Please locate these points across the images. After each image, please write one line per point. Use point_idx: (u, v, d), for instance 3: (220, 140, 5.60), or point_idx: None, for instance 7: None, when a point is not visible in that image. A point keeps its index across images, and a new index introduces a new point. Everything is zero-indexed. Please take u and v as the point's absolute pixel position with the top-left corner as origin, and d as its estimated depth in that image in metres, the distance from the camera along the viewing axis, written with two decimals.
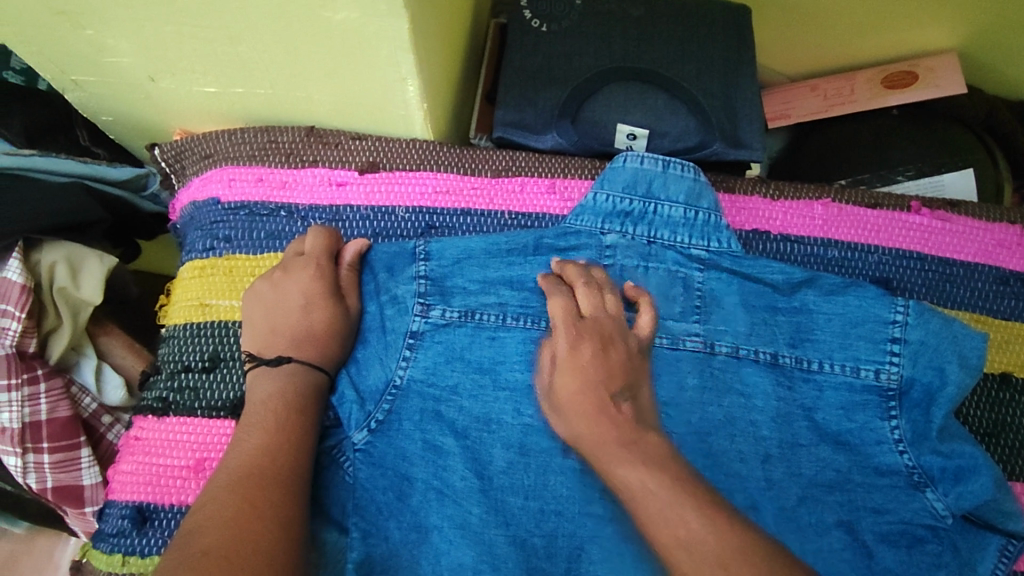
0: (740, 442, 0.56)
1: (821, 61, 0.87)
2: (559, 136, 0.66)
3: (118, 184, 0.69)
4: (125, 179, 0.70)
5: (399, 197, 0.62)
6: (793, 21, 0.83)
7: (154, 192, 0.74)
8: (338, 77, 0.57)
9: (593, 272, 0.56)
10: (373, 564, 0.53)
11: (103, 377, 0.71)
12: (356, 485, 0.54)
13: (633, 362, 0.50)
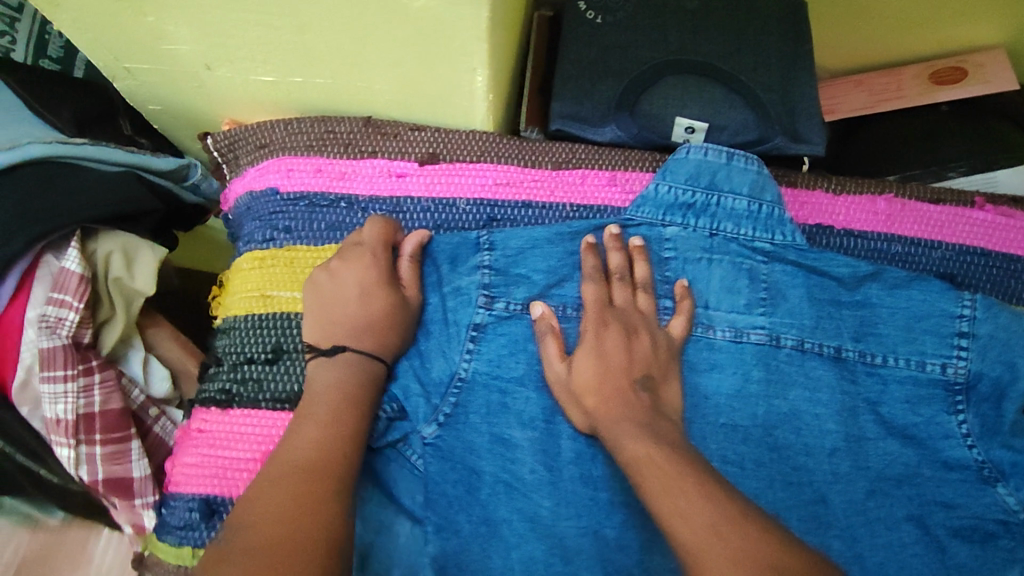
0: (805, 436, 0.56)
1: (868, 57, 0.87)
2: (619, 128, 0.66)
3: (165, 174, 0.68)
4: (171, 170, 0.68)
5: (459, 188, 0.62)
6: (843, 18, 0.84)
7: (196, 183, 0.72)
8: (403, 67, 0.56)
9: (637, 268, 0.57)
10: (445, 559, 0.53)
11: (150, 370, 0.70)
12: (426, 479, 0.54)
13: (660, 356, 0.53)
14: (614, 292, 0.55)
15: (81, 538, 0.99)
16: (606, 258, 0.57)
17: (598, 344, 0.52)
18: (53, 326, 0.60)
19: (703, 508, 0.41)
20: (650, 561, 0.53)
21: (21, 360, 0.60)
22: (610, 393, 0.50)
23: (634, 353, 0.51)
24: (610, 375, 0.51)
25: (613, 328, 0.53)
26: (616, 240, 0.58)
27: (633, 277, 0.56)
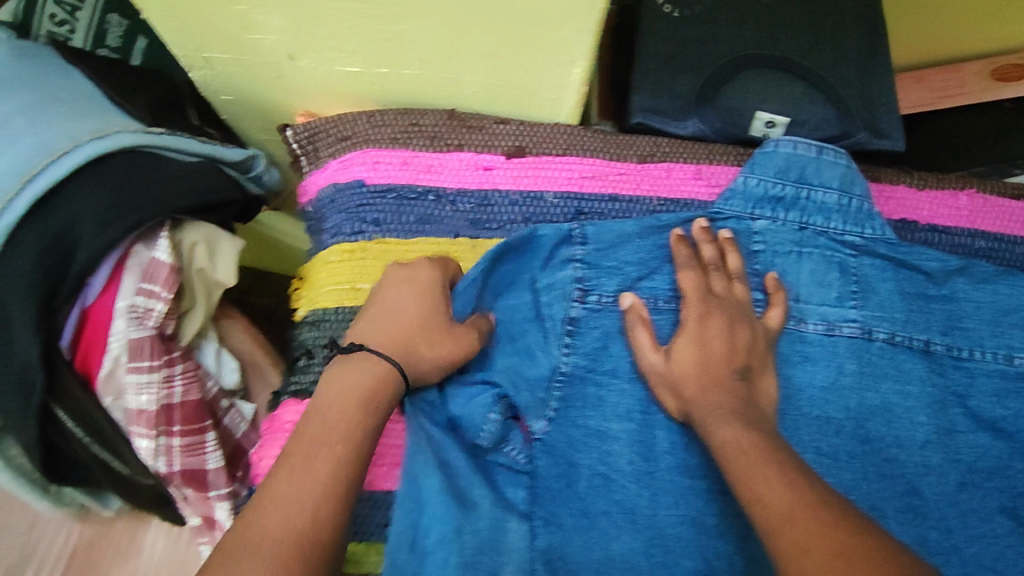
0: (896, 428, 0.56)
1: (936, 51, 0.86)
2: (701, 122, 0.67)
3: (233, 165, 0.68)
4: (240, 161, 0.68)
5: (547, 182, 0.62)
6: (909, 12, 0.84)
7: (257, 175, 0.73)
8: (500, 60, 0.56)
9: (728, 258, 0.57)
10: (552, 552, 0.53)
11: (222, 361, 0.70)
12: (537, 474, 0.55)
13: (758, 347, 0.54)
14: (713, 282, 0.56)
15: (128, 531, 0.96)
16: (699, 250, 0.58)
17: (701, 338, 0.53)
18: (142, 317, 0.59)
19: (822, 496, 0.41)
20: (750, 549, 0.54)
21: (108, 349, 0.60)
22: (716, 387, 0.51)
23: (734, 344, 0.52)
24: (713, 368, 0.51)
25: (716, 320, 0.53)
26: (705, 233, 0.58)
27: (727, 268, 0.57)
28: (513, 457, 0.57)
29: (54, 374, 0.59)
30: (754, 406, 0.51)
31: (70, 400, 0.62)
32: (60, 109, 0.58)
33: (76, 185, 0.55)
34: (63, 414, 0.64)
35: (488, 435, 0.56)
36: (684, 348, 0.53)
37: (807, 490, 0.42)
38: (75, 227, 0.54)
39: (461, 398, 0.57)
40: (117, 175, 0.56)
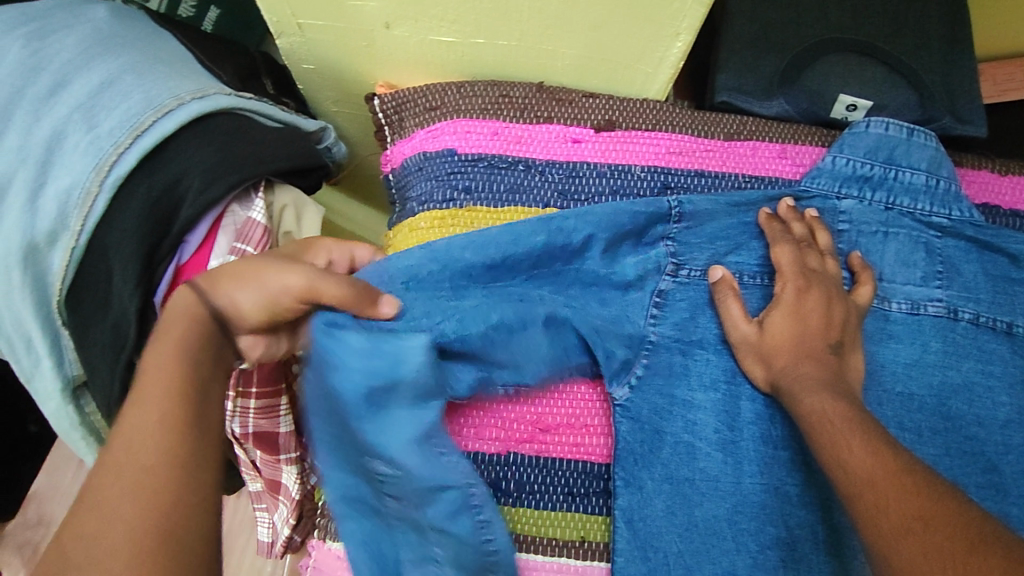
0: (978, 407, 0.56)
1: None
2: (787, 102, 0.67)
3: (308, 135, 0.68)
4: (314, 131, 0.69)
5: (635, 156, 0.63)
6: None
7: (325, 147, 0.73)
8: (603, 32, 0.57)
9: (821, 236, 0.58)
10: (630, 515, 0.53)
11: None
12: (619, 439, 0.54)
13: (850, 320, 0.54)
14: (808, 257, 0.56)
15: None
16: (789, 226, 0.59)
17: (797, 309, 0.54)
18: None
19: (912, 466, 0.43)
20: (832, 519, 0.53)
21: None
22: (809, 359, 0.51)
23: (829, 316, 0.53)
24: (807, 339, 0.52)
25: (814, 294, 0.54)
26: (792, 211, 0.59)
27: (817, 245, 0.58)
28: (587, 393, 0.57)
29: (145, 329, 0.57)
30: (845, 377, 0.51)
31: None
32: (162, 68, 0.59)
33: (182, 143, 0.56)
34: None
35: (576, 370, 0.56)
36: (779, 320, 0.54)
37: (900, 460, 0.43)
38: (181, 182, 0.55)
39: (558, 343, 0.55)
40: (221, 135, 0.57)
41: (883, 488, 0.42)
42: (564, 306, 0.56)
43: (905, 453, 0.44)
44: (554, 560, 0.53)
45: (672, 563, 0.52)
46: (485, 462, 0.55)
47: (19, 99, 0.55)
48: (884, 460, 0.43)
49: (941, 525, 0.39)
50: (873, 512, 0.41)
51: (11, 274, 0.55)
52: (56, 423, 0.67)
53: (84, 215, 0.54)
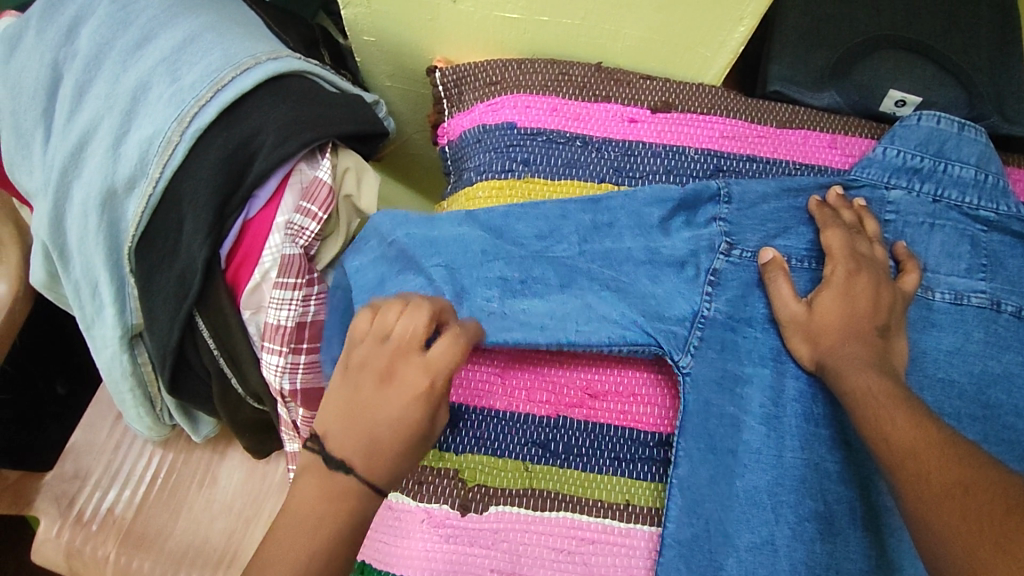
0: (1017, 397, 0.57)
1: None
2: (837, 95, 0.69)
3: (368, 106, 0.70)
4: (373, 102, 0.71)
5: (689, 138, 0.65)
6: None
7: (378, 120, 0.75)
8: (667, 13, 0.59)
9: (868, 222, 0.60)
10: (675, 484, 0.54)
11: None
12: None
13: (897, 306, 0.56)
14: (859, 242, 0.58)
15: (204, 458, 0.89)
16: (840, 213, 0.60)
17: (848, 291, 0.55)
18: (296, 233, 0.62)
19: (958, 441, 0.44)
20: (870, 497, 0.54)
21: (260, 262, 0.62)
22: (853, 339, 0.53)
23: (877, 302, 0.55)
24: (855, 321, 0.54)
25: (864, 276, 0.56)
26: (843, 199, 0.61)
27: (866, 232, 0.59)
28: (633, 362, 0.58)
29: (207, 282, 0.61)
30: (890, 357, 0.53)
31: (214, 312, 0.63)
32: (238, 28, 0.61)
33: (257, 101, 0.58)
34: (202, 323, 0.64)
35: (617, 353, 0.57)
36: (827, 302, 0.55)
37: (943, 434, 0.44)
38: (255, 139, 0.58)
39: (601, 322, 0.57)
40: (294, 96, 0.60)
41: (926, 457, 0.43)
42: (613, 287, 0.58)
43: (949, 428, 0.45)
44: (599, 522, 0.55)
45: (713, 530, 0.53)
46: (536, 423, 0.57)
47: (107, 51, 0.58)
48: (929, 435, 0.44)
49: (981, 490, 0.39)
50: (915, 479, 0.42)
51: (88, 218, 0.58)
52: (108, 371, 0.70)
53: (162, 163, 0.57)
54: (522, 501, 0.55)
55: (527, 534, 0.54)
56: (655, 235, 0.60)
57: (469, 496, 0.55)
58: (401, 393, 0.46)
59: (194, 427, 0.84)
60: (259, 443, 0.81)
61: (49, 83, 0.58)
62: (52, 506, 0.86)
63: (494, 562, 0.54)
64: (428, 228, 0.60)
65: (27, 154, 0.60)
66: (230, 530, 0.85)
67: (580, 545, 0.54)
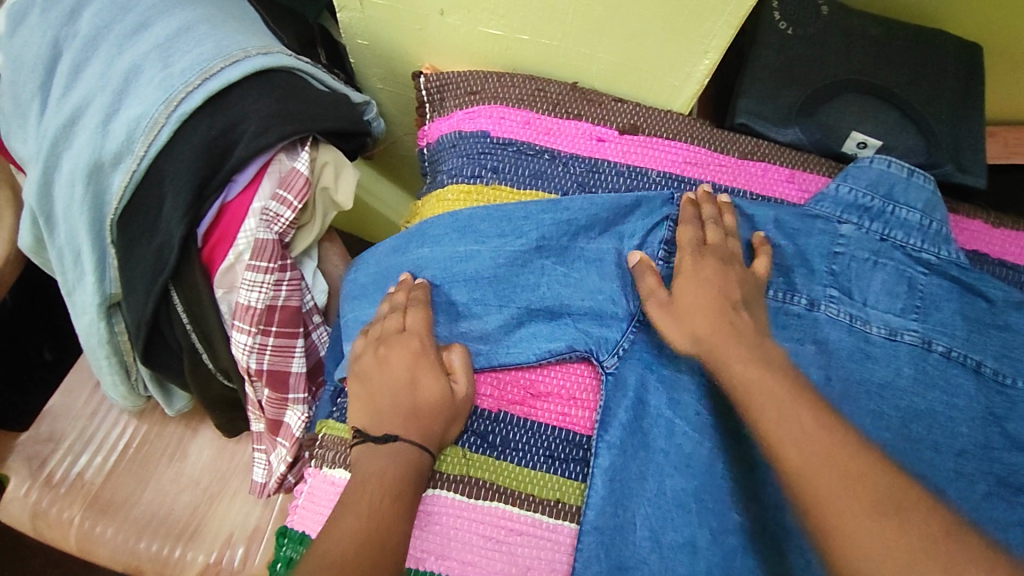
0: (937, 433, 0.59)
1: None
2: (802, 131, 0.71)
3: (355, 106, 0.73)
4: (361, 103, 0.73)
5: (653, 161, 0.68)
6: None
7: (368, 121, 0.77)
8: (637, 42, 0.62)
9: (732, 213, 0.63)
10: (612, 473, 0.57)
11: (313, 281, 0.73)
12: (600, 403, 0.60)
13: None
14: (708, 234, 0.61)
15: (177, 432, 0.89)
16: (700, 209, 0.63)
17: (697, 273, 0.58)
18: (271, 220, 0.65)
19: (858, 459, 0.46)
20: (781, 517, 0.56)
21: (235, 244, 0.65)
22: (739, 350, 0.54)
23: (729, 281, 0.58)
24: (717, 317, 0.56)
25: (714, 265, 0.58)
26: (707, 195, 0.63)
27: (724, 224, 0.62)
28: (567, 352, 0.61)
29: (183, 261, 0.64)
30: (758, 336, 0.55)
31: (188, 287, 0.66)
32: (233, 23, 0.65)
33: (244, 91, 0.62)
34: (177, 298, 0.67)
35: (554, 353, 0.61)
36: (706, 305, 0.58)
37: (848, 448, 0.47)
38: (238, 126, 0.62)
39: (546, 330, 0.62)
40: (281, 90, 0.63)
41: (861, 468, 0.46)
42: (558, 298, 0.62)
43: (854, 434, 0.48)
44: (529, 515, 0.57)
45: (639, 524, 0.56)
46: (479, 416, 0.60)
47: (106, 35, 0.62)
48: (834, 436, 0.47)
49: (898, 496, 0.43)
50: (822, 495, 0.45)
51: (75, 188, 0.62)
52: (85, 338, 0.73)
53: (148, 142, 0.60)
54: (458, 487, 0.58)
55: (458, 519, 0.57)
56: (610, 240, 0.64)
57: (432, 480, 0.58)
58: (396, 376, 0.59)
59: (167, 401, 0.86)
60: (229, 421, 0.82)
61: (49, 59, 0.62)
62: (23, 466, 0.85)
63: (424, 544, 0.56)
64: (400, 252, 0.66)
65: (24, 123, 0.64)
66: (194, 504, 0.85)
67: (508, 536, 0.57)
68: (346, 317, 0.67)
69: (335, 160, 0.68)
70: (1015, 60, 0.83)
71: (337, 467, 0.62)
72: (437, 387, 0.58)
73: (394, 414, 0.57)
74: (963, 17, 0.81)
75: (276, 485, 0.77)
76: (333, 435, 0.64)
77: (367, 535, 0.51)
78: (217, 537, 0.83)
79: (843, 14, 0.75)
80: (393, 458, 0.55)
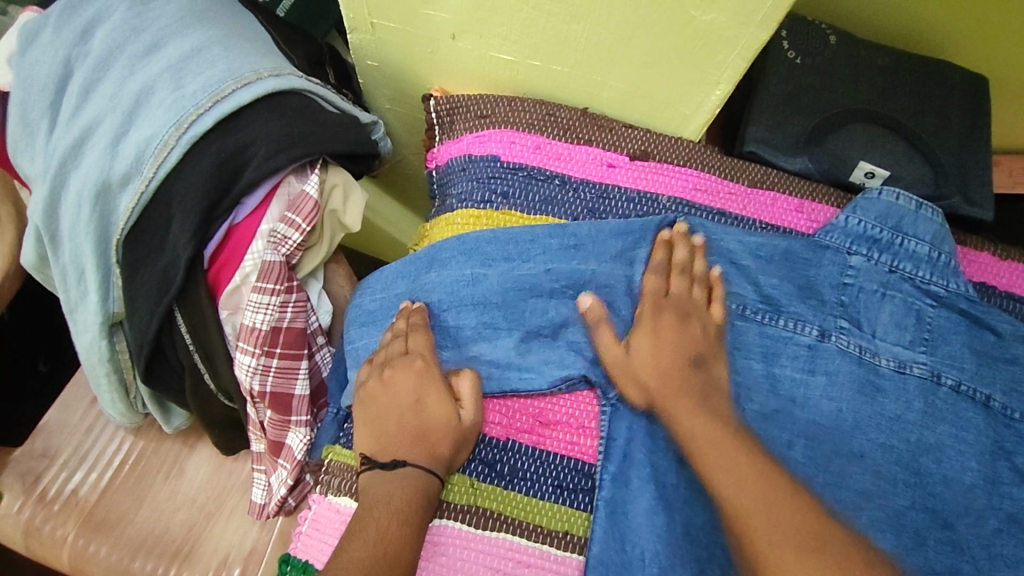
0: (946, 467, 0.59)
1: None
2: (811, 161, 0.71)
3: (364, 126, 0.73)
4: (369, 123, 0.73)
5: (662, 187, 0.68)
6: None
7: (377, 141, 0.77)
8: (650, 71, 0.62)
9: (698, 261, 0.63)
10: (615, 505, 0.57)
11: (318, 301, 0.73)
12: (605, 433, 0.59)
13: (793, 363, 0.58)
14: (673, 284, 0.62)
15: (173, 450, 0.88)
16: (673, 250, 0.63)
17: (658, 312, 0.61)
18: (278, 242, 0.65)
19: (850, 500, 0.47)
20: None
21: (241, 266, 0.65)
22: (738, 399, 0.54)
23: (690, 344, 0.60)
24: (675, 367, 0.59)
25: (668, 318, 0.60)
26: (685, 236, 0.64)
27: (693, 271, 0.63)
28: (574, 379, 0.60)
29: (189, 282, 0.63)
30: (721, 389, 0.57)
31: (193, 308, 0.65)
32: (245, 44, 0.65)
33: (255, 114, 0.62)
34: (181, 318, 0.66)
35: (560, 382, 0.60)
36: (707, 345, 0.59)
37: None
38: (248, 149, 0.61)
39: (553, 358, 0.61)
40: (291, 112, 0.63)
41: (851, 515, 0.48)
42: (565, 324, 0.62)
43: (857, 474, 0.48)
44: (536, 547, 0.57)
45: (649, 561, 0.54)
46: (487, 444, 0.60)
47: (118, 54, 0.62)
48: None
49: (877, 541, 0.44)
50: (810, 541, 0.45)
51: (82, 207, 0.61)
52: (85, 355, 0.72)
53: (157, 163, 0.60)
54: (466, 517, 0.57)
55: (466, 550, 0.56)
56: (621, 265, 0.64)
57: (441, 511, 0.57)
58: (400, 401, 0.59)
59: (166, 418, 0.84)
60: (228, 440, 0.81)
61: (59, 77, 0.62)
62: (15, 482, 0.84)
63: (430, 574, 0.56)
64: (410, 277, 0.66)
65: (31, 141, 0.63)
66: (191, 523, 0.83)
67: (515, 567, 0.56)
68: (353, 344, 0.67)
69: (343, 182, 0.68)
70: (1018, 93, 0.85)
71: (342, 496, 0.61)
72: (445, 412, 0.57)
73: (400, 439, 0.57)
74: (969, 48, 0.82)
75: (276, 508, 0.76)
76: (339, 462, 0.63)
77: (375, 561, 0.50)
78: (213, 557, 0.81)
79: (850, 43, 0.75)
80: (401, 480, 0.55)
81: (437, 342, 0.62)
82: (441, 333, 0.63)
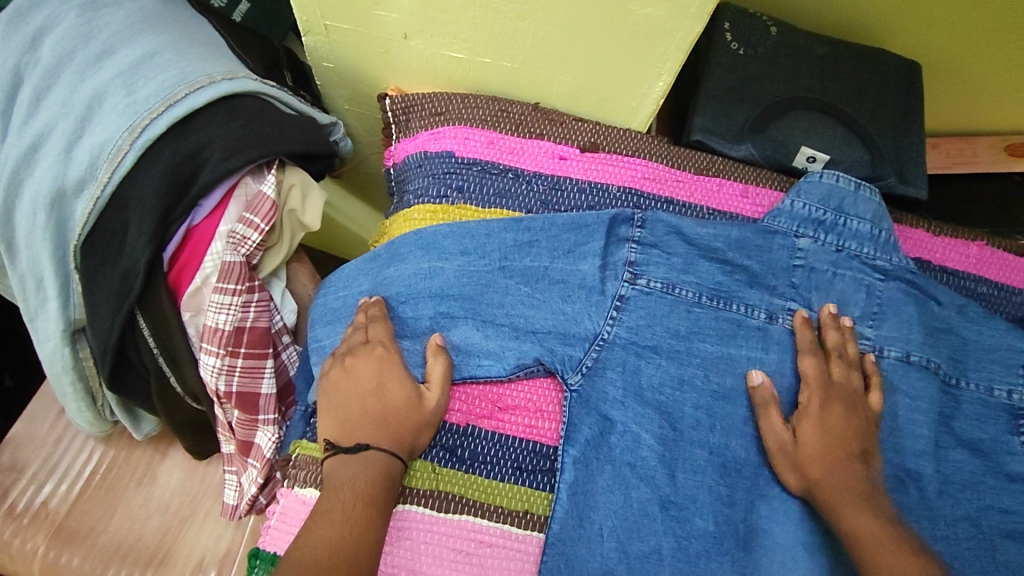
0: (889, 435, 0.62)
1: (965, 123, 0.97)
2: (754, 147, 0.74)
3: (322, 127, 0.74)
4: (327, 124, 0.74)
5: (613, 176, 0.71)
6: (959, 83, 0.91)
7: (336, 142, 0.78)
8: (595, 64, 0.65)
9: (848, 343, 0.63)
10: (576, 486, 0.59)
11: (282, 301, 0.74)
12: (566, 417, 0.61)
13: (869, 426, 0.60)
14: (833, 368, 0.62)
15: (144, 457, 0.87)
16: (823, 334, 0.64)
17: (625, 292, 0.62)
18: (238, 243, 0.66)
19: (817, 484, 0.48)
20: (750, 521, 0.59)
21: (201, 267, 0.66)
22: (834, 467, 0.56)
23: (849, 429, 0.59)
24: (833, 452, 0.58)
25: (837, 407, 0.60)
26: (833, 318, 0.64)
27: (847, 355, 0.63)
28: (533, 366, 0.62)
29: (149, 285, 0.64)
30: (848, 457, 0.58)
31: (155, 312, 0.66)
32: (197, 49, 0.65)
33: (209, 117, 0.62)
34: (143, 321, 0.66)
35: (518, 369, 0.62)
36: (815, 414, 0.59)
37: None
38: (203, 151, 0.62)
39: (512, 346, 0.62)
40: (245, 114, 0.64)
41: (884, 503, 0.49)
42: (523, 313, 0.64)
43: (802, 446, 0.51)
44: (498, 527, 0.58)
45: (606, 535, 0.58)
46: (448, 430, 0.61)
47: (69, 62, 0.63)
48: None
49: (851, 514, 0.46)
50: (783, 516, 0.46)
51: (38, 214, 0.61)
52: (49, 364, 0.72)
53: (112, 168, 0.60)
54: (429, 502, 0.59)
55: (430, 533, 0.58)
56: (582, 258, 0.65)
57: (404, 497, 0.59)
58: (362, 389, 0.60)
59: (136, 425, 0.84)
60: (199, 444, 0.81)
61: (10, 86, 0.62)
62: None
63: (396, 558, 0.57)
64: (374, 275, 0.67)
65: None
66: (165, 529, 0.83)
67: (478, 547, 0.58)
68: (319, 342, 0.68)
69: (299, 181, 0.69)
70: (948, 78, 0.90)
71: (308, 487, 0.62)
72: (408, 401, 0.59)
73: (364, 425, 0.58)
74: (903, 36, 0.86)
75: (248, 506, 0.77)
76: (305, 455, 0.64)
77: (342, 542, 0.51)
78: (189, 560, 0.82)
79: (790, 35, 0.78)
80: (365, 462, 0.56)
81: (396, 333, 0.64)
82: (402, 326, 0.64)
